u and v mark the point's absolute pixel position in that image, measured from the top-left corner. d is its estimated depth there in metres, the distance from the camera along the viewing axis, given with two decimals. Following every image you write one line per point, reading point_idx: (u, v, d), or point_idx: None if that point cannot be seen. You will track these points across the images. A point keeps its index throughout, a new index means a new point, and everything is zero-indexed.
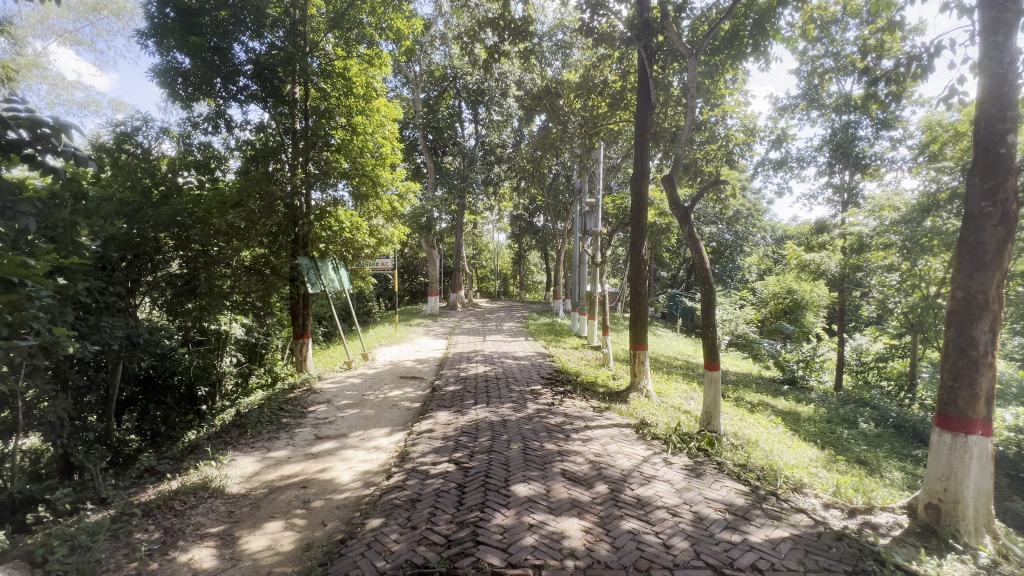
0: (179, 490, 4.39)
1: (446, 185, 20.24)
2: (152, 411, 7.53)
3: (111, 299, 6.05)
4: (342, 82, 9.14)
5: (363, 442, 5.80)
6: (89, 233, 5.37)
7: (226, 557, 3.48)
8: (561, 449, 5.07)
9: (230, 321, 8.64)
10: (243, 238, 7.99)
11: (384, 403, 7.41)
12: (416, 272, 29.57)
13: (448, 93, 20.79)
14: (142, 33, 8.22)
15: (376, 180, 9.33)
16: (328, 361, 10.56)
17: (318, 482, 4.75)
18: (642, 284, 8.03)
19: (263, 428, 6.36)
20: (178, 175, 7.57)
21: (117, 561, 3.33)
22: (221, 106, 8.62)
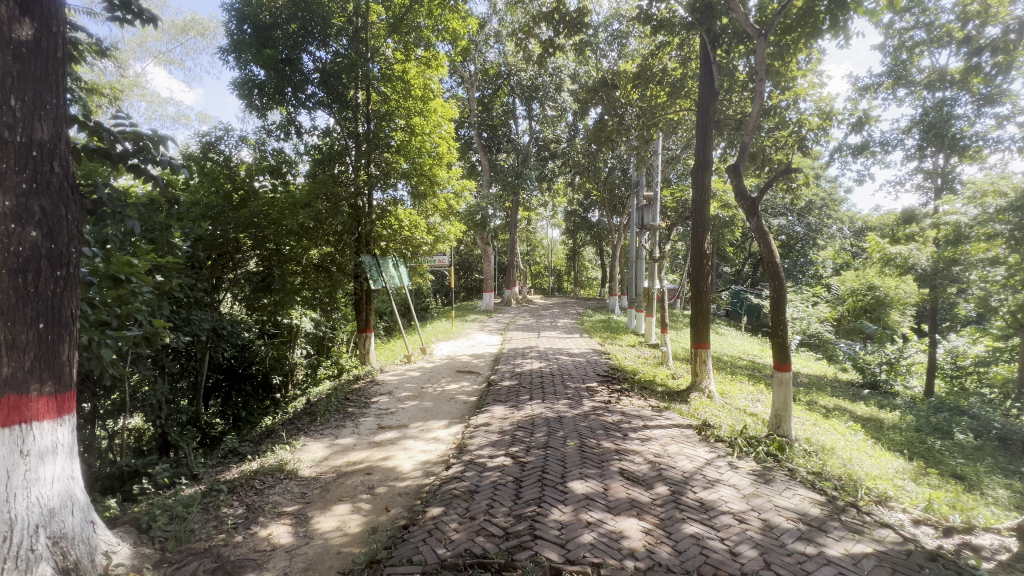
0: (259, 471, 4.76)
1: (501, 182, 20.40)
2: (235, 398, 8.32)
3: (198, 295, 6.94)
4: (401, 85, 9.39)
5: (422, 433, 6.00)
6: (180, 235, 5.97)
7: (300, 534, 3.72)
8: (619, 448, 4.97)
9: (301, 315, 9.21)
10: (313, 237, 8.28)
11: (442, 396, 7.61)
12: (471, 269, 30.09)
13: (502, 90, 20.87)
14: (223, 50, 8.96)
15: (433, 180, 9.58)
16: (389, 355, 10.98)
17: (382, 470, 4.97)
18: (704, 280, 7.66)
19: (331, 416, 6.75)
20: (254, 180, 8.13)
21: (207, 531, 3.67)
22: (292, 114, 9.20)
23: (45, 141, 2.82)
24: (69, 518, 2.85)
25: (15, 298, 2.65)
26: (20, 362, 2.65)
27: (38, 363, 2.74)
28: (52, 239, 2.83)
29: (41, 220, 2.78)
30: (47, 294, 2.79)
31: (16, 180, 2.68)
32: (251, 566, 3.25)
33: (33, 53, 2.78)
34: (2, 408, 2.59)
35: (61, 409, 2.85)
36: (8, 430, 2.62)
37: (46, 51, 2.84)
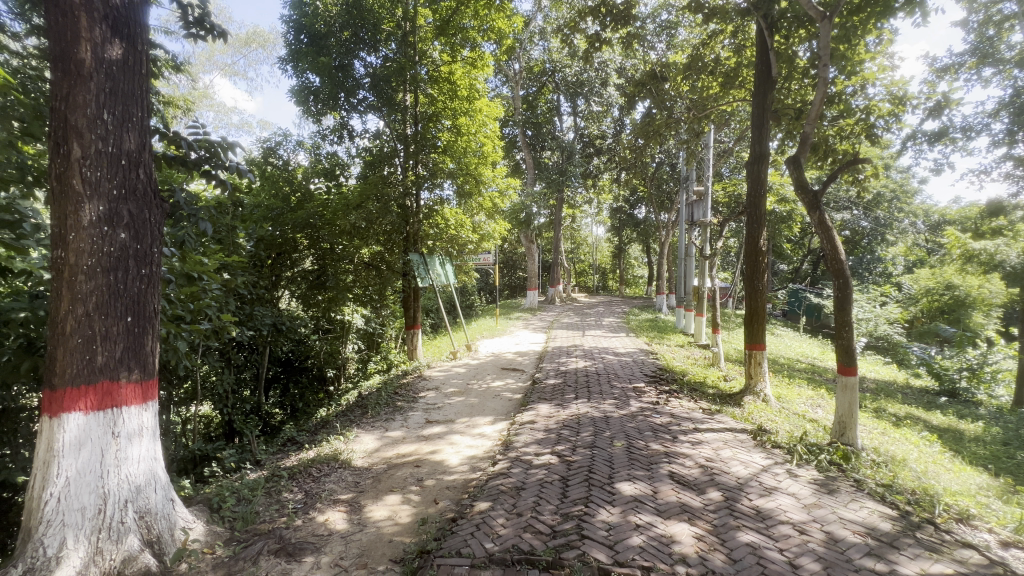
0: (315, 459, 5.00)
1: (545, 179, 20.33)
2: (292, 390, 8.80)
3: (259, 292, 7.42)
4: (447, 87, 9.61)
5: (468, 429, 6.10)
6: (243, 236, 6.30)
7: (354, 521, 3.87)
8: (668, 450, 4.85)
9: (352, 312, 9.51)
10: (364, 236, 8.60)
11: (487, 393, 7.71)
12: (515, 267, 30.29)
13: (547, 88, 20.77)
14: (283, 60, 9.47)
15: (479, 178, 9.70)
16: (436, 351, 11.24)
17: (430, 463, 5.10)
18: (760, 279, 7.29)
19: (381, 409, 6.99)
20: (310, 182, 8.54)
21: (271, 514, 3.90)
22: (344, 118, 9.56)
23: (132, 150, 3.09)
24: (152, 496, 3.12)
25: (108, 294, 2.93)
26: (112, 351, 2.94)
27: (127, 353, 3.01)
28: (138, 240, 3.10)
29: (129, 222, 3.05)
30: (135, 291, 3.06)
31: (108, 186, 2.96)
32: (310, 549, 3.42)
33: (123, 70, 3.05)
34: (97, 393, 2.88)
35: (147, 395, 3.12)
36: (102, 413, 2.91)
37: (133, 68, 3.11)
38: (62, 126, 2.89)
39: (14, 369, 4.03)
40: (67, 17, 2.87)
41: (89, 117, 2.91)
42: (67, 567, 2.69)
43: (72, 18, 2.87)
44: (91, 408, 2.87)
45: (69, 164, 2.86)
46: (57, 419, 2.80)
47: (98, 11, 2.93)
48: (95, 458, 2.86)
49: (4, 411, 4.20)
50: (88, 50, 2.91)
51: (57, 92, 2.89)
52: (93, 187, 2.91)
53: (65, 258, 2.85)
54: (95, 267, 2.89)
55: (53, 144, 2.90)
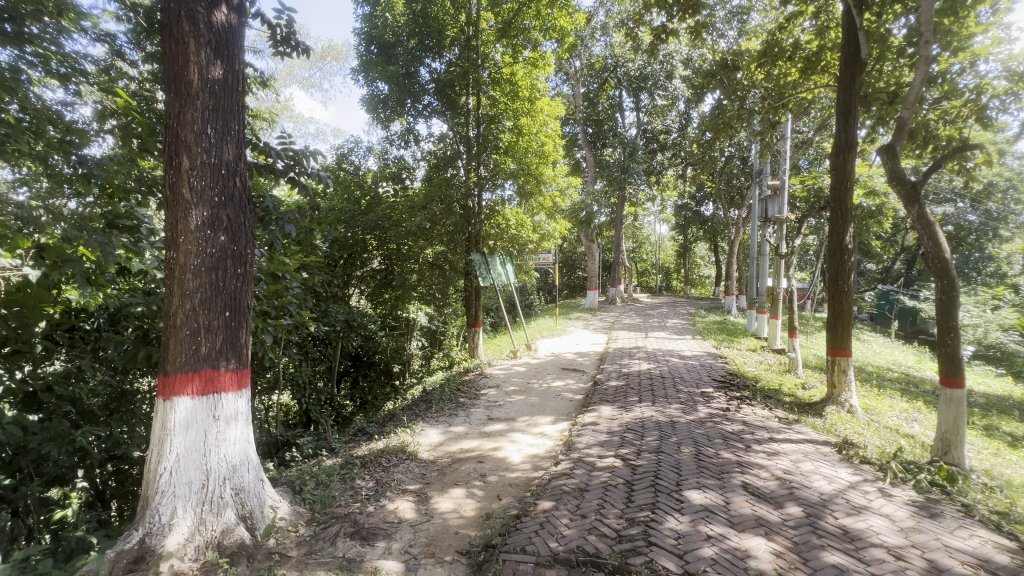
0: (385, 450, 5.24)
1: (606, 177, 19.97)
2: (361, 383, 9.27)
3: (333, 290, 7.92)
4: (509, 88, 9.69)
5: (529, 427, 6.13)
6: (320, 237, 6.72)
7: (422, 511, 4.01)
8: (741, 460, 4.59)
9: (417, 310, 9.89)
10: (428, 237, 8.91)
11: (548, 393, 7.70)
12: (575, 266, 30.03)
13: (608, 84, 20.39)
14: (355, 71, 10.05)
15: (539, 178, 9.72)
16: (496, 350, 11.38)
17: (493, 459, 5.17)
18: (845, 279, 6.70)
19: (445, 405, 7.18)
20: (379, 186, 8.99)
21: (346, 498, 4.13)
22: (410, 123, 9.96)
23: (230, 160, 3.40)
24: (246, 475, 3.41)
25: (210, 291, 3.25)
26: (214, 342, 3.26)
27: (225, 344, 3.33)
28: (235, 242, 3.41)
29: (228, 226, 3.36)
30: (233, 287, 3.38)
31: (211, 194, 3.29)
32: (382, 534, 3.59)
33: (224, 88, 3.37)
34: (201, 379, 3.21)
35: (242, 383, 3.43)
36: (206, 398, 3.23)
37: (232, 86, 3.42)
38: (175, 142, 3.25)
39: (132, 357, 4.65)
40: (179, 44, 3.22)
41: (196, 132, 3.24)
42: (177, 534, 3.02)
43: (183, 44, 3.22)
44: (197, 393, 3.20)
45: (180, 175, 3.21)
46: (170, 401, 3.15)
47: (204, 37, 3.26)
48: (199, 438, 3.19)
49: (124, 394, 4.84)
50: (196, 72, 3.25)
51: (171, 111, 3.25)
52: (199, 195, 3.24)
53: (176, 259, 3.20)
54: (200, 266, 3.22)
55: (168, 158, 3.26)
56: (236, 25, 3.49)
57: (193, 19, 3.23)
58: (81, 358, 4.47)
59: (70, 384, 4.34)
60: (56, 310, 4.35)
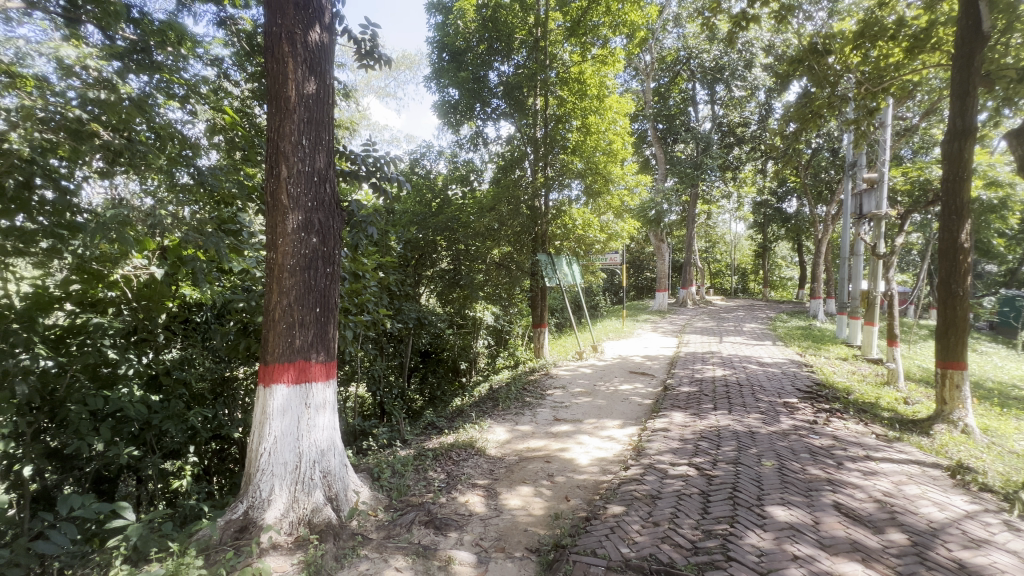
0: (455, 444, 5.39)
1: (677, 173, 19.20)
2: (430, 378, 9.62)
3: (406, 289, 8.35)
4: (578, 87, 9.62)
5: (597, 430, 6.04)
6: (395, 239, 7.06)
7: (491, 506, 4.09)
8: (831, 478, 4.22)
9: (483, 309, 10.09)
10: (495, 237, 9.06)
11: (615, 396, 7.53)
12: (642, 268, 29.22)
13: (681, 77, 19.60)
14: (428, 79, 10.47)
15: (607, 177, 9.54)
16: (562, 351, 11.33)
17: (560, 460, 5.15)
18: (958, 282, 5.95)
19: (511, 403, 7.25)
20: (449, 188, 9.32)
21: (420, 488, 4.31)
22: (479, 127, 10.20)
23: (322, 168, 3.69)
24: (333, 460, 3.67)
25: (304, 289, 3.54)
26: (306, 336, 3.54)
27: (316, 338, 3.60)
28: (325, 243, 3.68)
29: (320, 229, 3.64)
30: (322, 285, 3.65)
31: (305, 200, 3.58)
32: (454, 525, 3.71)
33: (317, 101, 3.65)
34: (295, 369, 3.51)
35: (330, 374, 3.70)
36: (299, 387, 3.53)
37: (324, 99, 3.71)
38: (275, 152, 3.57)
39: (234, 347, 5.26)
40: (280, 63, 3.55)
41: (292, 143, 3.55)
42: (274, 509, 3.34)
43: (283, 64, 3.54)
44: (292, 382, 3.50)
45: (280, 183, 3.53)
46: (269, 389, 3.47)
47: (300, 56, 3.57)
48: (293, 423, 3.49)
49: (225, 380, 5.46)
50: (294, 88, 3.56)
51: (272, 125, 3.58)
52: (295, 200, 3.54)
53: (276, 259, 3.53)
54: (296, 266, 3.52)
55: (269, 167, 3.59)
56: (329, 43, 3.77)
57: (291, 40, 3.54)
58: (192, 347, 5.11)
59: (185, 369, 4.99)
60: (174, 303, 4.94)
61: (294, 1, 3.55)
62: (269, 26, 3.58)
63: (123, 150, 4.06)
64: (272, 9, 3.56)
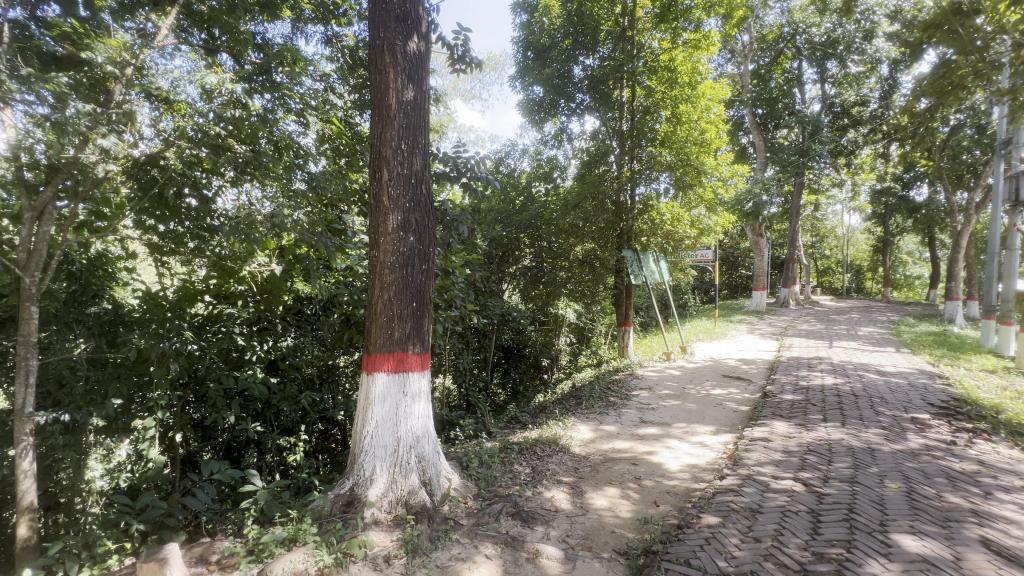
0: (539, 440, 5.42)
1: (778, 162, 17.58)
2: (513, 373, 9.78)
3: (490, 286, 8.57)
4: (668, 75, 9.20)
5: (687, 435, 5.75)
6: (481, 237, 7.22)
7: (577, 505, 4.07)
8: (977, 509, 3.63)
9: (565, 306, 10.07)
10: (579, 235, 8.96)
11: (707, 400, 7.11)
12: (736, 265, 27.25)
13: (784, 55, 17.91)
14: (514, 78, 10.65)
15: (700, 168, 8.96)
16: (648, 351, 10.93)
17: (648, 463, 4.97)
18: None
19: (595, 402, 7.12)
20: (532, 185, 9.47)
21: (507, 480, 4.40)
22: (563, 123, 10.16)
23: (419, 170, 3.90)
24: (427, 447, 3.87)
25: (402, 285, 3.77)
26: (404, 328, 3.78)
27: (413, 331, 3.83)
28: (421, 241, 3.89)
29: (416, 228, 3.86)
30: (418, 281, 3.86)
31: (404, 201, 3.81)
32: (541, 519, 3.74)
33: (415, 107, 3.88)
34: (394, 360, 3.76)
35: (425, 366, 3.91)
36: (397, 376, 3.77)
37: (421, 105, 3.92)
38: (378, 157, 3.84)
39: (338, 337, 5.76)
40: (382, 74, 3.81)
41: (393, 147, 3.80)
42: (376, 488, 3.60)
43: (384, 74, 3.80)
44: (391, 371, 3.75)
45: (381, 186, 3.79)
46: (371, 376, 3.75)
47: (400, 65, 3.80)
48: (392, 409, 3.74)
49: (330, 368, 6.00)
50: (394, 97, 3.80)
51: (374, 132, 3.85)
52: (395, 202, 3.79)
53: (378, 256, 3.79)
54: (395, 263, 3.76)
55: (372, 171, 3.87)
56: (426, 52, 3.98)
57: (393, 52, 3.79)
58: (304, 337, 5.68)
59: (298, 356, 5.55)
60: (290, 297, 5.51)
61: (396, 14, 3.79)
62: (373, 40, 3.86)
63: (251, 160, 4.48)
64: (376, 24, 3.83)
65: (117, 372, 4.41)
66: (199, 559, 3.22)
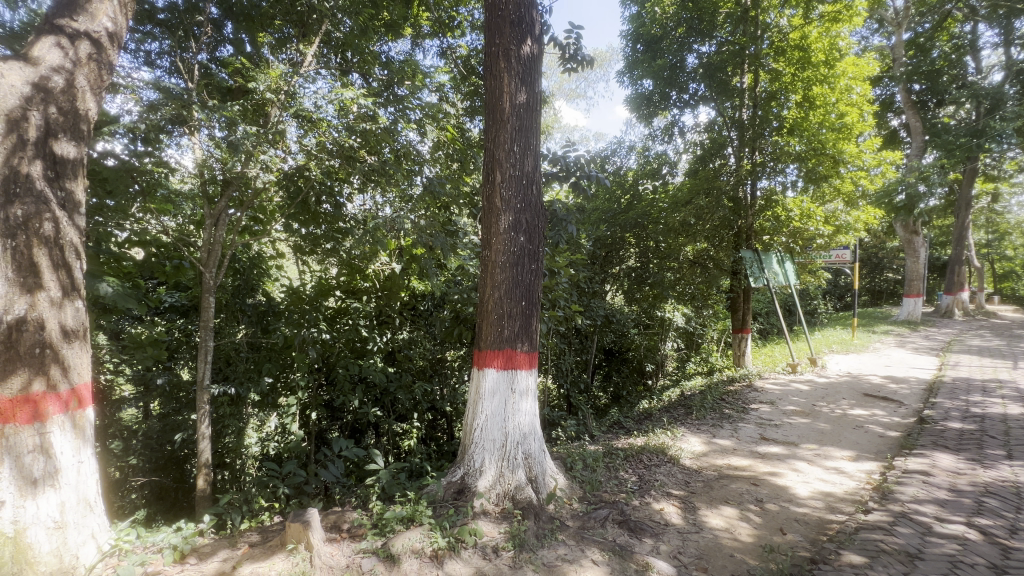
0: (645, 448, 5.17)
1: (940, 145, 14.83)
2: (614, 377, 9.51)
3: (594, 287, 8.41)
4: (798, 55, 8.25)
5: (819, 459, 5.10)
6: (585, 237, 7.12)
7: (690, 521, 3.82)
8: None
9: (673, 309, 9.57)
10: (690, 233, 8.41)
11: (844, 421, 6.23)
12: (881, 267, 23.53)
13: (952, 18, 15.04)
14: (621, 73, 10.31)
15: (837, 157, 7.96)
16: (768, 361, 9.90)
17: (770, 485, 4.50)
18: None
19: (707, 413, 6.62)
20: (639, 183, 9.13)
21: (612, 486, 4.28)
22: (674, 116, 9.64)
23: (530, 171, 3.97)
24: (533, 444, 3.91)
25: (512, 284, 3.86)
26: (513, 326, 3.86)
27: (521, 329, 3.90)
28: (531, 241, 3.95)
29: (526, 229, 3.93)
30: (527, 280, 3.93)
31: (515, 201, 3.90)
32: (650, 531, 3.59)
33: (527, 109, 3.95)
34: (503, 357, 3.86)
35: (533, 364, 3.97)
36: (506, 373, 3.87)
37: (533, 107, 3.98)
38: (491, 160, 3.97)
39: (449, 334, 5.95)
40: (496, 79, 3.93)
41: (506, 150, 3.90)
42: (485, 479, 3.72)
43: (499, 79, 3.92)
44: (500, 368, 3.86)
45: (495, 187, 3.91)
46: (482, 371, 3.88)
47: (514, 68, 3.90)
48: (501, 404, 3.84)
49: (440, 362, 6.34)
50: (508, 100, 3.91)
51: (488, 135, 3.98)
52: (507, 203, 3.89)
53: (490, 256, 3.92)
54: (506, 262, 3.86)
55: (486, 173, 4.01)
56: (538, 54, 4.05)
57: (507, 56, 3.90)
58: (418, 331, 6.08)
59: (412, 348, 6.03)
60: (406, 294, 5.92)
61: (511, 20, 3.90)
62: (487, 47, 4.00)
63: (378, 169, 4.79)
64: (491, 31, 3.96)
65: (269, 354, 5.14)
66: (333, 525, 3.59)
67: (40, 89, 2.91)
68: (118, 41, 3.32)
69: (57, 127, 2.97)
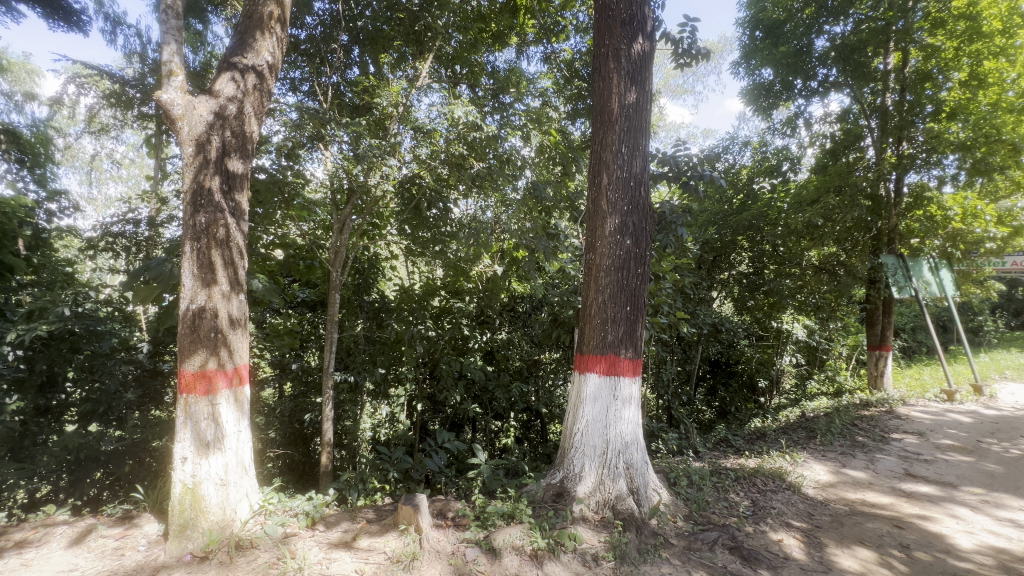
0: (759, 471, 4.72)
1: None
2: (721, 391, 8.81)
3: (700, 293, 7.84)
4: (963, 24, 6.93)
5: (986, 507, 4.24)
6: (692, 240, 6.80)
7: (816, 558, 3.41)
8: None
9: (792, 321, 8.61)
10: (816, 236, 7.54)
11: (1022, 465, 5.12)
12: None
13: None
14: (735, 64, 9.59)
15: (1017, 143, 6.56)
16: (915, 386, 8.47)
17: (919, 530, 3.85)
18: None
19: (835, 439, 5.86)
20: (754, 182, 8.44)
21: (721, 508, 3.97)
22: (799, 106, 8.71)
23: (638, 172, 3.85)
24: (635, 454, 3.78)
25: (617, 288, 3.78)
26: (617, 331, 3.78)
27: (625, 335, 3.81)
28: (637, 245, 3.84)
29: (633, 231, 3.82)
30: (633, 284, 3.82)
31: (622, 204, 3.81)
32: (766, 563, 3.27)
33: (636, 109, 3.85)
34: (606, 362, 3.79)
35: (636, 371, 3.85)
36: (609, 379, 3.79)
37: (643, 107, 3.86)
38: (597, 162, 3.92)
39: (547, 336, 6.05)
40: (605, 80, 3.88)
41: (613, 151, 3.83)
42: (584, 484, 3.67)
43: (607, 80, 3.86)
44: (602, 373, 3.79)
45: (601, 190, 3.86)
46: (583, 376, 3.84)
47: (624, 68, 3.83)
48: (603, 410, 3.76)
49: (537, 364, 6.38)
50: (617, 101, 3.84)
51: (595, 137, 3.94)
52: (613, 205, 3.82)
53: (594, 259, 3.87)
54: (611, 266, 3.79)
55: (592, 175, 3.97)
56: (649, 51, 3.91)
57: (617, 56, 3.83)
58: (516, 332, 6.22)
59: (510, 348, 6.19)
60: (506, 296, 6.07)
61: (622, 19, 3.84)
62: (597, 48, 3.97)
63: (485, 176, 5.01)
64: (601, 32, 3.92)
65: (383, 347, 5.60)
66: (439, 512, 3.81)
67: (219, 117, 3.50)
68: (275, 72, 3.87)
69: (230, 148, 3.54)
